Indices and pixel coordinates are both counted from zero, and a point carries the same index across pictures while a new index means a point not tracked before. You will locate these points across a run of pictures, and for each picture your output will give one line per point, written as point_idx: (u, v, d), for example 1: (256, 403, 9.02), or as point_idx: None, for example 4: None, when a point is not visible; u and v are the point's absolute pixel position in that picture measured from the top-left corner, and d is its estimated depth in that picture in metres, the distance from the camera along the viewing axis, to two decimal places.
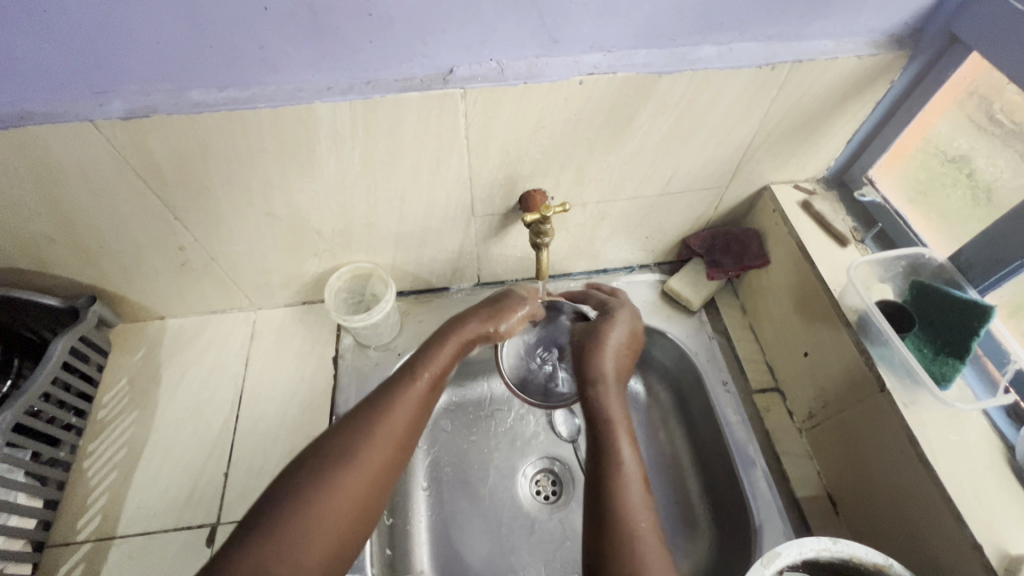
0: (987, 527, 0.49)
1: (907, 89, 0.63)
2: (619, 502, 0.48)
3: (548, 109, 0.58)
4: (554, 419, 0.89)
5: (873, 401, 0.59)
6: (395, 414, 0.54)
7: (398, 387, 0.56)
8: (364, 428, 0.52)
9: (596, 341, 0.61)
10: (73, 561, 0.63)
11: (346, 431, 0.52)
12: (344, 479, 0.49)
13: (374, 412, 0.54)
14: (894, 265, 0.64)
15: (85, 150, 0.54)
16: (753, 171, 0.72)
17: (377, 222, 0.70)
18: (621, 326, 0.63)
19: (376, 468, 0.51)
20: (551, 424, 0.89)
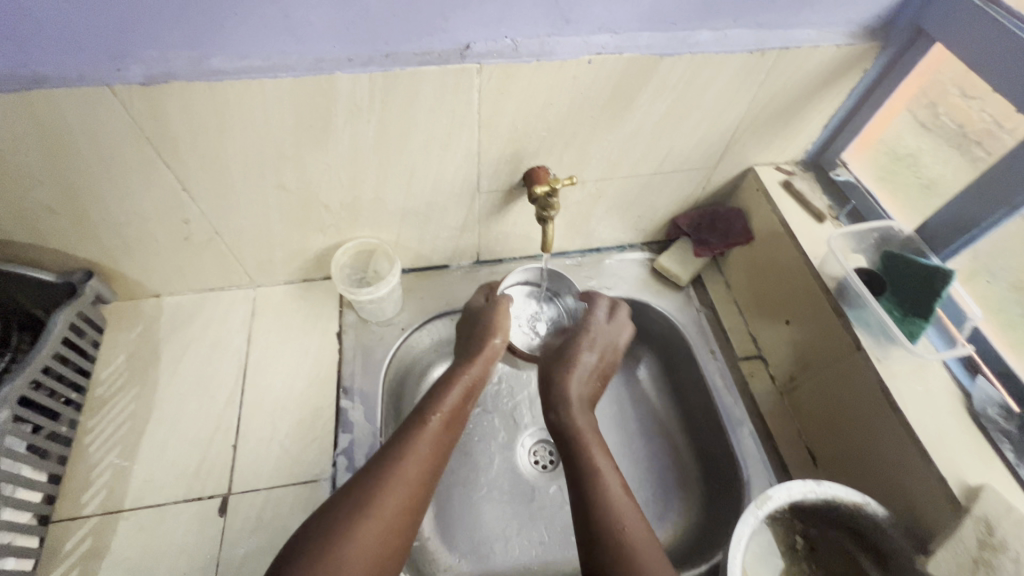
0: (950, 462, 0.55)
1: (878, 77, 0.69)
2: (603, 500, 0.57)
3: (557, 86, 0.61)
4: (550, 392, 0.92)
5: (850, 359, 0.65)
6: (415, 453, 0.59)
7: (414, 428, 0.62)
8: (388, 461, 0.58)
9: (576, 361, 0.72)
10: (81, 534, 0.63)
11: (368, 474, 0.57)
12: (374, 515, 0.54)
13: (394, 452, 0.59)
14: (867, 238, 0.70)
15: (98, 116, 0.54)
16: (739, 153, 0.78)
17: (384, 197, 0.71)
18: (595, 351, 0.73)
19: (405, 500, 0.56)
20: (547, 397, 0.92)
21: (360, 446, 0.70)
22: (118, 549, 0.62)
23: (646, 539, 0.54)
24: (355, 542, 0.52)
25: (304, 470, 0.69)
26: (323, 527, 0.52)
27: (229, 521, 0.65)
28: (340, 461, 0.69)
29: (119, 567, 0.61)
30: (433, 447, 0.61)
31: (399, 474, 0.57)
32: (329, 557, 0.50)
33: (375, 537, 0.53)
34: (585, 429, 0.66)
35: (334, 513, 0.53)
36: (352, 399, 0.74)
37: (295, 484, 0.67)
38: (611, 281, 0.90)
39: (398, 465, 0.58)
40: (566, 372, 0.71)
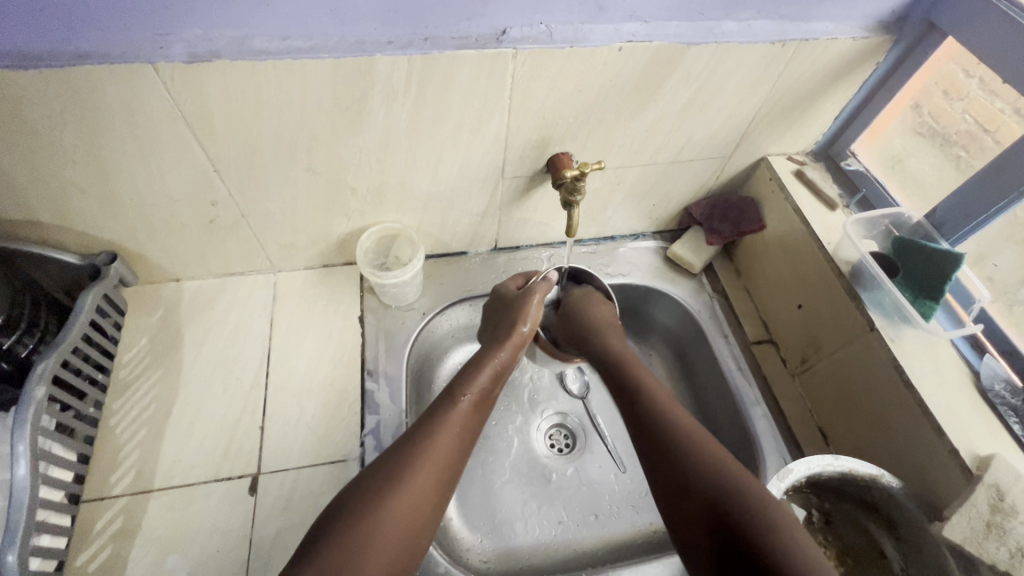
0: (962, 434, 0.58)
1: (890, 70, 0.72)
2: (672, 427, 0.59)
3: (587, 73, 0.62)
4: (564, 378, 0.94)
5: (864, 339, 0.67)
6: (443, 438, 0.60)
7: (442, 412, 0.62)
8: (413, 444, 0.58)
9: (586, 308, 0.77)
10: (111, 514, 0.63)
11: (394, 459, 0.57)
12: (400, 499, 0.54)
13: (422, 436, 0.59)
14: (878, 224, 0.73)
15: (139, 94, 0.54)
16: (754, 143, 0.80)
17: (411, 182, 0.72)
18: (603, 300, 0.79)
19: (430, 485, 0.57)
20: (561, 383, 0.94)
21: (386, 427, 0.71)
22: (149, 528, 0.62)
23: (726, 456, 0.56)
24: (382, 527, 0.52)
25: (332, 450, 0.70)
26: (348, 512, 0.53)
27: (260, 500, 0.65)
28: (368, 441, 0.70)
29: (151, 545, 0.61)
30: (459, 431, 0.61)
31: (425, 459, 0.57)
32: (355, 531, 0.51)
33: (401, 522, 0.54)
34: (627, 357, 0.71)
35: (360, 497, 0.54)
36: (377, 381, 0.75)
37: (324, 464, 0.68)
38: (625, 267, 0.91)
39: (425, 449, 0.58)
40: (588, 318, 0.76)
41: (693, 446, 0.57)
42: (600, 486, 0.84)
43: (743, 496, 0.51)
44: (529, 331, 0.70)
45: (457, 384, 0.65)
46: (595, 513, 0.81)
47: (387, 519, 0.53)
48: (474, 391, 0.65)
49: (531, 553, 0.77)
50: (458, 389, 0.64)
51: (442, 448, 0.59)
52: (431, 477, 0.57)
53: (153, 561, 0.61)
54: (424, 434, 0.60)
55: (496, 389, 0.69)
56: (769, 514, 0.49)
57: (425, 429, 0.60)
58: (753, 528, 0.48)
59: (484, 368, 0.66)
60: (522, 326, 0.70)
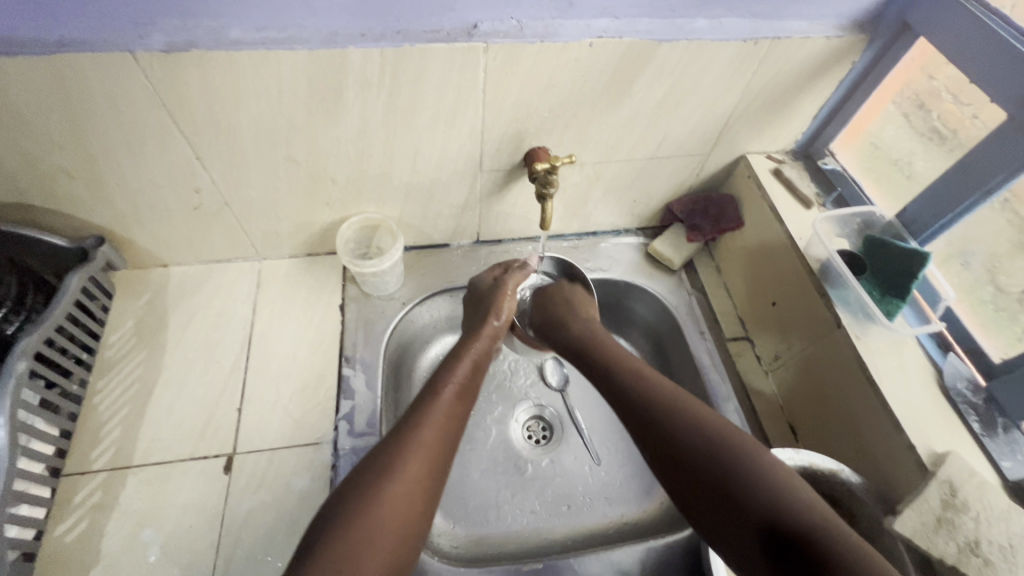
0: (920, 431, 0.59)
1: (866, 69, 0.73)
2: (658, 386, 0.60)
3: (559, 67, 0.64)
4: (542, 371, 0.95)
5: (831, 336, 0.68)
6: (430, 428, 0.59)
7: (427, 403, 0.61)
8: (401, 437, 0.57)
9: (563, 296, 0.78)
10: (90, 488, 0.65)
11: (381, 453, 0.56)
12: (393, 489, 0.53)
13: (409, 427, 0.58)
14: (850, 222, 0.74)
15: (120, 81, 0.56)
16: (732, 141, 0.81)
17: (390, 173, 0.74)
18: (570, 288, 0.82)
19: (422, 474, 0.55)
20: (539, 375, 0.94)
21: (361, 412, 0.73)
22: (126, 502, 0.65)
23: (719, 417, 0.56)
24: (380, 519, 0.51)
25: (307, 432, 0.71)
26: (341, 511, 0.51)
27: (234, 478, 0.67)
28: (342, 425, 0.72)
29: (127, 519, 0.64)
30: (446, 421, 0.61)
31: (416, 449, 0.56)
32: (352, 530, 0.49)
33: (399, 513, 0.52)
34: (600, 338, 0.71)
35: (354, 491, 0.52)
36: (354, 367, 0.77)
37: (299, 446, 0.70)
38: (606, 263, 0.92)
39: (413, 440, 0.57)
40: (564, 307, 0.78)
41: (683, 407, 0.57)
42: (575, 476, 0.84)
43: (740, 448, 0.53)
44: (503, 324, 0.73)
45: (439, 376, 0.65)
46: (568, 503, 0.82)
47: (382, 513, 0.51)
48: (456, 381, 0.65)
49: (503, 541, 0.78)
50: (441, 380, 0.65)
51: (431, 438, 0.58)
52: (422, 467, 0.56)
53: (129, 533, 0.63)
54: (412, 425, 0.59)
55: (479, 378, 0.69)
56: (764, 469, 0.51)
57: (413, 421, 0.59)
58: (752, 482, 0.50)
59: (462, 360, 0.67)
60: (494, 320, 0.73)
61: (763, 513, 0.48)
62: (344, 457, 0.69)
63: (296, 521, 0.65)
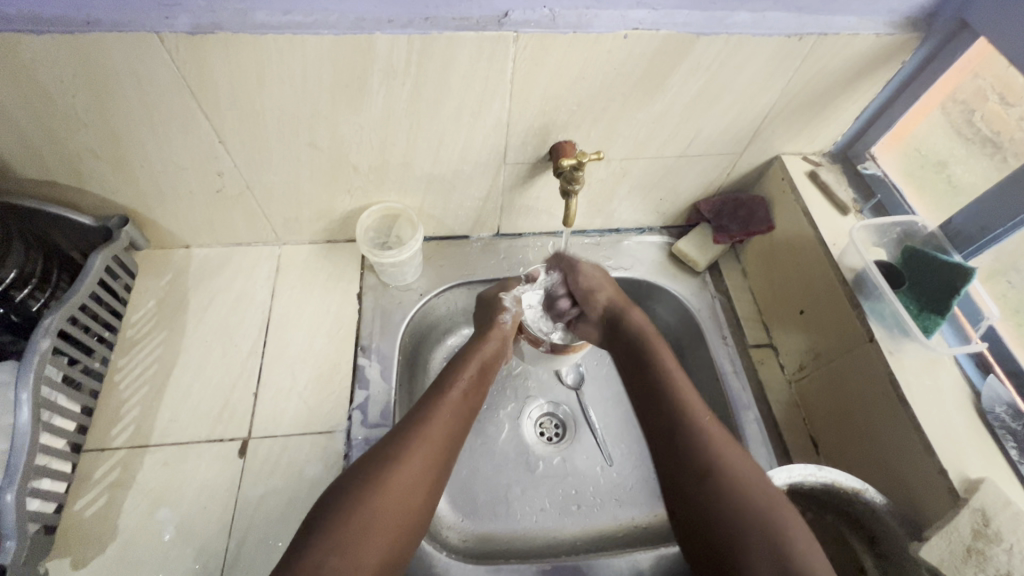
0: (953, 455, 0.56)
1: (916, 70, 0.69)
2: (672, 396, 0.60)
3: (591, 59, 0.61)
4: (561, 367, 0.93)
5: (862, 350, 0.65)
6: (434, 425, 0.58)
7: (434, 398, 0.61)
8: (408, 431, 0.57)
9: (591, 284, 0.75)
10: (110, 464, 0.66)
11: (385, 445, 0.56)
12: (393, 483, 0.53)
13: (416, 421, 0.58)
14: (890, 231, 0.71)
15: (145, 62, 0.55)
16: (767, 141, 0.77)
17: (412, 162, 0.73)
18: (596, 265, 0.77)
19: (424, 467, 0.55)
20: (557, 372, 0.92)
21: (374, 403, 0.73)
22: (143, 481, 0.66)
23: (720, 437, 0.56)
24: (378, 511, 0.51)
25: (321, 421, 0.71)
26: (342, 499, 0.51)
27: (248, 463, 0.68)
28: (356, 415, 0.72)
29: (144, 497, 0.65)
30: (452, 416, 0.60)
31: (419, 445, 0.56)
32: (348, 519, 0.49)
33: (397, 507, 0.52)
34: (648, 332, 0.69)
35: (355, 480, 0.52)
36: (369, 358, 0.76)
37: (312, 434, 0.70)
38: (628, 261, 0.90)
39: (416, 434, 0.57)
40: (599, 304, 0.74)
41: (689, 424, 0.57)
42: (587, 477, 0.83)
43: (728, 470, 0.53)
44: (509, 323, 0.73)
45: (448, 373, 0.65)
46: (578, 503, 0.81)
47: (380, 505, 0.51)
48: (465, 379, 0.65)
49: (511, 537, 0.77)
50: (449, 377, 0.64)
51: (434, 433, 0.58)
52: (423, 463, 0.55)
53: (146, 512, 0.64)
54: (417, 420, 0.58)
55: (488, 378, 0.69)
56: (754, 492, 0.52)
57: (421, 415, 0.59)
58: (765, 509, 0.50)
59: (471, 360, 0.67)
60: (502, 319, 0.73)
61: (763, 537, 0.48)
62: (356, 447, 0.69)
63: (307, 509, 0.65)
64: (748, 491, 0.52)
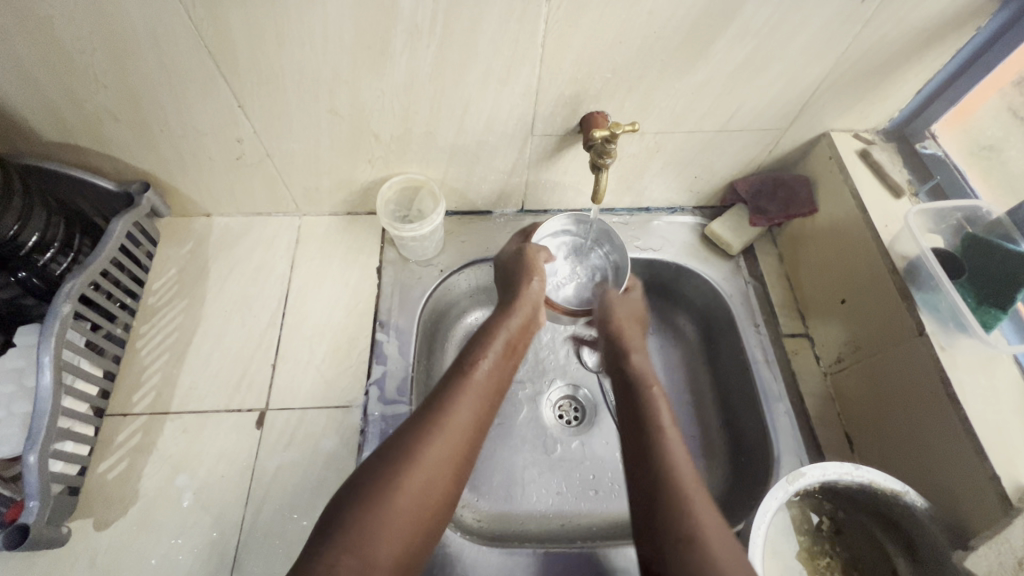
0: (1008, 461, 0.52)
1: (991, 38, 0.62)
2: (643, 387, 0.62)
3: (629, 22, 0.56)
4: (581, 273, 0.82)
5: (910, 344, 0.61)
6: (456, 414, 0.55)
7: (458, 382, 0.58)
8: (433, 417, 0.54)
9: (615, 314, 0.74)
10: (132, 429, 0.67)
11: (403, 437, 0.53)
12: (413, 478, 0.50)
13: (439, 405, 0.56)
14: (949, 217, 0.65)
15: (161, 19, 0.53)
16: (816, 115, 0.72)
17: (435, 132, 0.69)
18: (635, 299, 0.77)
19: (446, 458, 0.53)
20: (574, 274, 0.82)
21: (392, 378, 0.72)
22: (163, 447, 0.66)
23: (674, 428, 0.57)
24: (398, 508, 0.48)
25: (338, 394, 0.71)
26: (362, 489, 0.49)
27: (265, 434, 0.67)
28: (373, 391, 0.71)
29: (164, 463, 0.65)
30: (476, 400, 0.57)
31: (441, 435, 0.53)
32: (372, 511, 0.47)
33: (420, 496, 0.50)
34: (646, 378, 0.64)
35: (371, 477, 0.49)
36: (388, 333, 0.75)
37: (328, 408, 0.70)
38: (657, 242, 0.85)
39: (436, 423, 0.54)
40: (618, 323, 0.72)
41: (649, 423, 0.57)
42: (606, 464, 0.81)
43: (662, 450, 0.54)
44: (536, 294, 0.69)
45: (469, 354, 0.62)
46: (596, 489, 0.79)
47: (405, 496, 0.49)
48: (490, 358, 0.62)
49: (527, 520, 0.76)
50: (471, 358, 0.61)
51: (456, 422, 0.55)
52: (447, 453, 0.53)
53: (165, 477, 0.64)
54: (439, 409, 0.55)
55: (513, 363, 0.65)
56: (680, 476, 0.51)
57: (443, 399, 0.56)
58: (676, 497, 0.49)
59: (495, 340, 0.63)
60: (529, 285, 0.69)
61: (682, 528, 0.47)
62: (372, 423, 0.68)
63: (323, 482, 0.65)
64: (679, 481, 0.50)
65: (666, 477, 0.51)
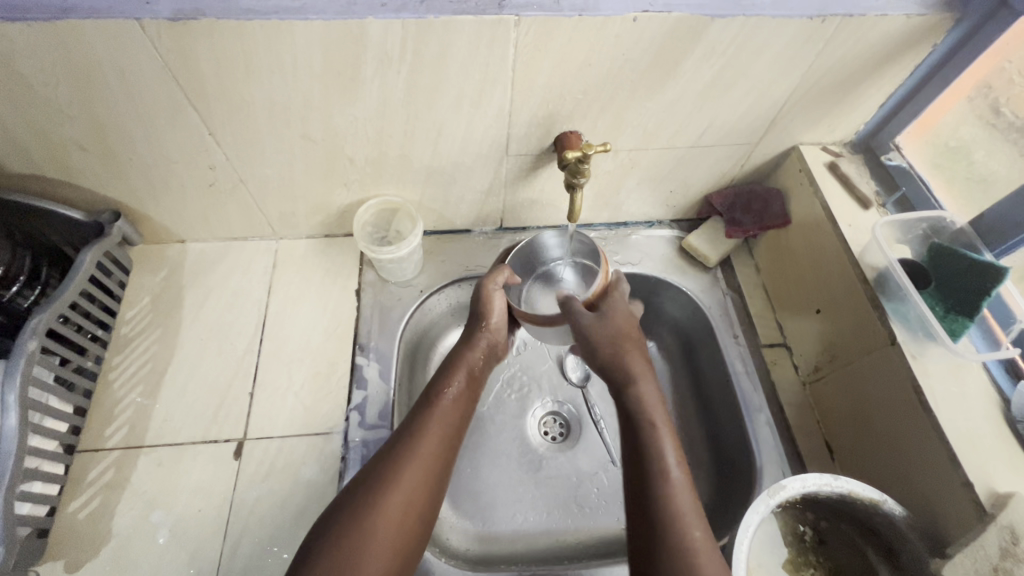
0: (979, 468, 0.53)
1: (946, 56, 0.64)
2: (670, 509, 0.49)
3: (598, 46, 0.57)
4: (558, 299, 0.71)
5: (883, 354, 0.62)
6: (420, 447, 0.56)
7: (421, 419, 0.58)
8: (403, 440, 0.56)
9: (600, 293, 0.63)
10: (104, 466, 0.65)
11: (335, 545, 0.49)
12: (382, 519, 0.51)
13: (408, 437, 0.56)
14: (915, 227, 0.67)
15: (127, 52, 0.52)
16: (785, 130, 0.73)
17: (411, 154, 0.69)
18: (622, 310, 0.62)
19: (415, 496, 0.54)
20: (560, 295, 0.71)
21: (373, 403, 0.71)
22: (137, 483, 0.65)
23: (708, 547, 0.47)
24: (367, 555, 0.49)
25: (318, 422, 0.70)
26: (339, 524, 0.51)
27: (243, 465, 0.66)
28: (353, 417, 0.70)
29: (138, 500, 0.64)
30: (400, 525, 0.52)
31: (411, 460, 0.55)
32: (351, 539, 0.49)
33: (391, 529, 0.51)
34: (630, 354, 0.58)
35: (339, 523, 0.51)
36: (368, 356, 0.74)
37: (309, 435, 0.69)
38: (636, 256, 0.86)
39: (376, 511, 0.51)
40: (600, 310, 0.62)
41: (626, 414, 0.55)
42: (593, 479, 0.80)
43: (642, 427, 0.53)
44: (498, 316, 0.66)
45: (434, 385, 0.61)
46: (584, 506, 0.78)
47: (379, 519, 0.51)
48: (453, 390, 0.61)
49: (514, 540, 0.75)
50: (435, 389, 0.61)
51: (401, 498, 0.53)
52: (416, 484, 0.54)
53: (139, 514, 0.63)
54: (410, 432, 0.57)
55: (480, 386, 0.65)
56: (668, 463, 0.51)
57: (407, 432, 0.57)
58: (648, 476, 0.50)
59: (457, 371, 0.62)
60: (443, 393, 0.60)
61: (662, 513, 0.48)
62: (353, 449, 0.68)
63: (303, 512, 0.64)
64: (660, 460, 0.51)
65: (650, 455, 0.51)
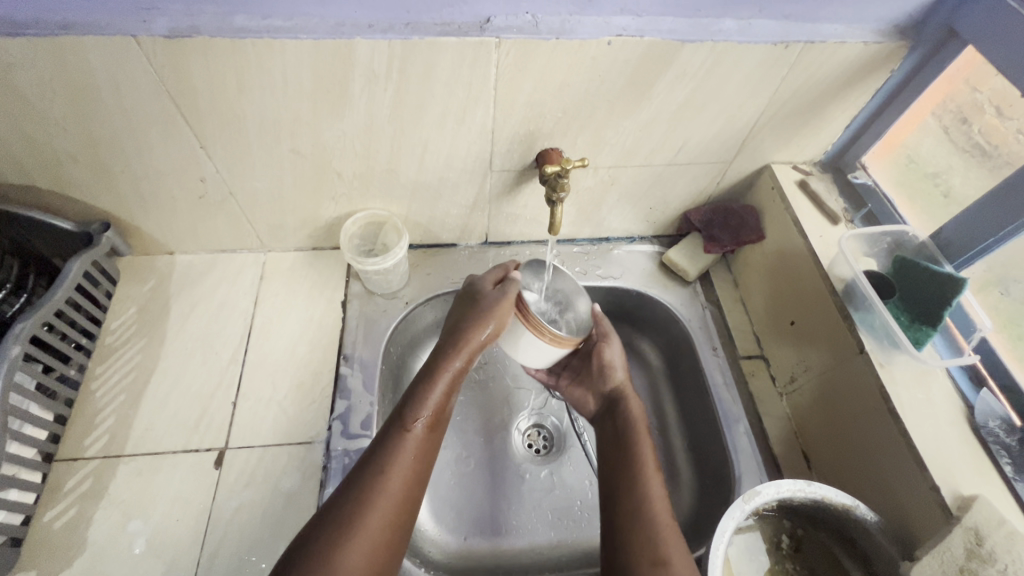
0: (945, 471, 0.55)
1: (903, 82, 0.69)
2: (651, 521, 0.56)
3: (575, 67, 0.61)
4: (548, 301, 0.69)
5: (853, 363, 0.64)
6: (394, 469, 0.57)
7: (395, 441, 0.58)
8: (377, 462, 0.57)
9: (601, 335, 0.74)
10: (82, 475, 0.65)
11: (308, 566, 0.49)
12: (359, 538, 0.51)
13: (382, 462, 0.57)
14: (880, 241, 0.71)
15: (122, 66, 0.55)
16: (757, 149, 0.77)
17: (397, 169, 0.72)
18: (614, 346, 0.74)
19: (389, 518, 0.54)
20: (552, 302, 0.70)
21: (356, 413, 0.71)
22: (115, 493, 0.64)
23: (673, 531, 0.55)
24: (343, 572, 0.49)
25: (301, 431, 0.70)
26: (309, 546, 0.50)
27: (223, 474, 0.66)
28: (336, 426, 0.70)
29: (115, 509, 0.63)
30: (377, 542, 0.53)
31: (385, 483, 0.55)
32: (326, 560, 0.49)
33: (368, 547, 0.52)
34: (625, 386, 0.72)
35: (311, 545, 0.50)
36: (352, 366, 0.75)
37: (291, 444, 0.69)
38: (617, 270, 0.88)
39: (352, 530, 0.52)
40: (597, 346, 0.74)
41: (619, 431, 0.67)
42: (576, 492, 0.81)
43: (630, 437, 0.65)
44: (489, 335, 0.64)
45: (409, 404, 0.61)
46: (567, 519, 0.78)
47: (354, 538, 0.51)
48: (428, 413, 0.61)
49: (496, 554, 0.75)
50: (411, 410, 0.60)
51: (377, 517, 0.53)
52: (391, 504, 0.55)
53: (116, 524, 0.62)
54: (382, 452, 0.58)
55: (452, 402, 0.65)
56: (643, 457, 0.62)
57: (381, 457, 0.57)
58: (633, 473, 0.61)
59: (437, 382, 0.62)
60: (414, 423, 0.60)
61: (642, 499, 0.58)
62: (335, 459, 0.68)
63: (282, 522, 0.63)
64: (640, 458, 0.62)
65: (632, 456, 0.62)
